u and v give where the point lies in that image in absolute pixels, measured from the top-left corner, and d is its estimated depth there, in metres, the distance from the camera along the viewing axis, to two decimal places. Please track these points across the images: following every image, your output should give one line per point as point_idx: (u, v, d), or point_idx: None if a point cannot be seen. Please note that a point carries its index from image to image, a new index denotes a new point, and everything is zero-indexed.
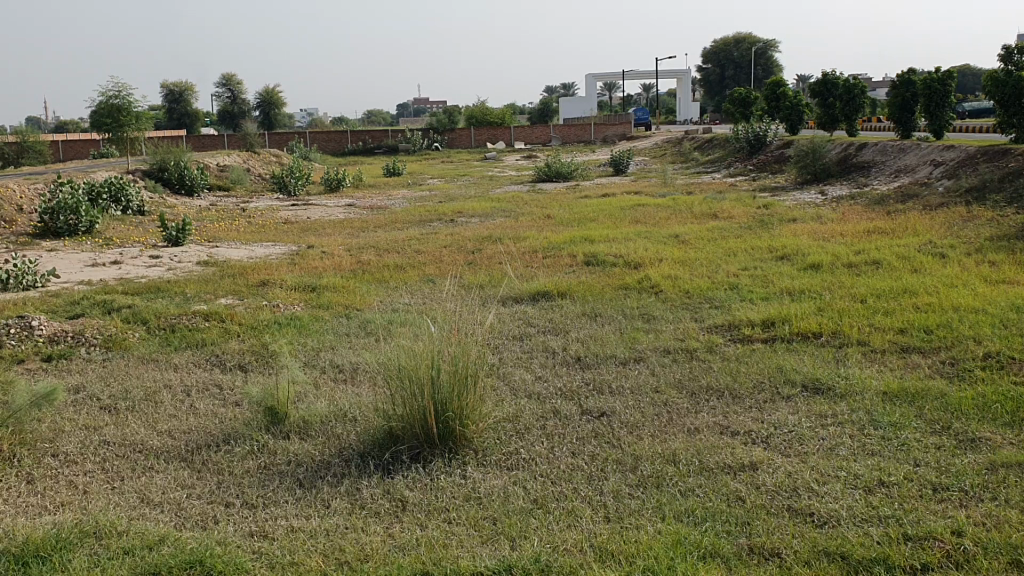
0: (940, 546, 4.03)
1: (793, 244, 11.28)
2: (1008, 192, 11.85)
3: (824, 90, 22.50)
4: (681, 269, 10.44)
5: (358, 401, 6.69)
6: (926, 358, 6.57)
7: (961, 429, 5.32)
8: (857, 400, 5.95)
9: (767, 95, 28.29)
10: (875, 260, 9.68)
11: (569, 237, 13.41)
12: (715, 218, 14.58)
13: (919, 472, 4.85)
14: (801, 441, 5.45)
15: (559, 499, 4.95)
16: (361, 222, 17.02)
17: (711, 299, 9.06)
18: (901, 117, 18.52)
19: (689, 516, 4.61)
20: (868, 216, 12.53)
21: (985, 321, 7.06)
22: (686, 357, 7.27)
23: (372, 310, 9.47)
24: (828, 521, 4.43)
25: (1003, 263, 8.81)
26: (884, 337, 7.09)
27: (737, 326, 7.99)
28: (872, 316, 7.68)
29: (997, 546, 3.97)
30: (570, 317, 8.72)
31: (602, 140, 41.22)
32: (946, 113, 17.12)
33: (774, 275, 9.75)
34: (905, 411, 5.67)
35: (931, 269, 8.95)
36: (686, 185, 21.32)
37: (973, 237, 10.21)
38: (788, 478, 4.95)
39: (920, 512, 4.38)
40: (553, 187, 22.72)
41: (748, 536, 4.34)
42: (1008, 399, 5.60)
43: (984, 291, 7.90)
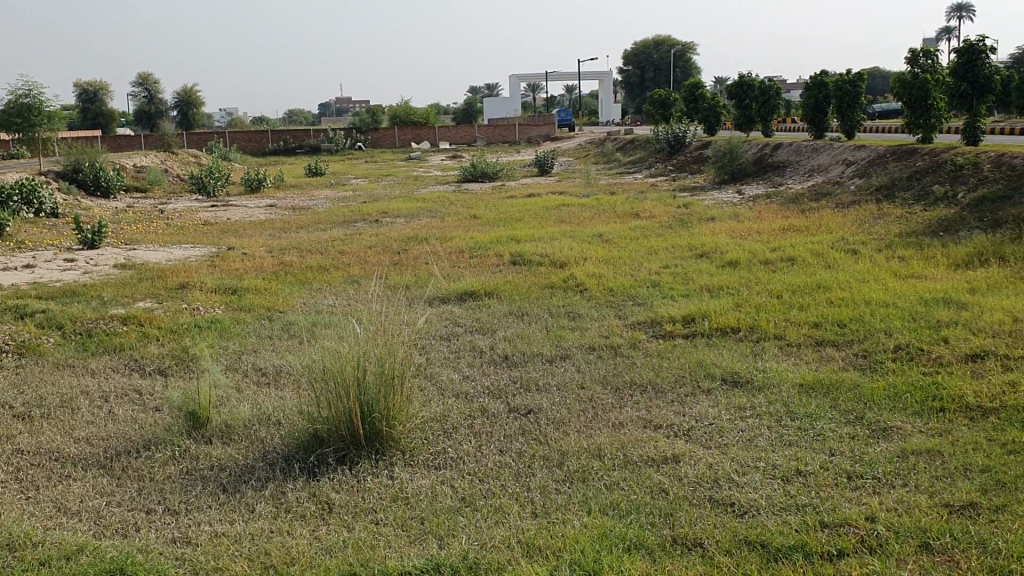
0: (854, 531, 4.18)
1: (713, 242, 11.51)
2: (916, 190, 12.29)
3: (740, 91, 23.02)
4: (605, 268, 10.57)
5: (282, 404, 6.62)
6: (840, 351, 6.78)
7: (874, 418, 5.51)
8: (774, 393, 6.11)
9: (686, 96, 28.78)
10: (791, 256, 9.95)
11: (494, 237, 13.48)
12: (638, 217, 14.80)
13: (834, 461, 5.01)
14: (721, 433, 5.58)
15: (486, 496, 4.98)
16: (283, 223, 16.80)
17: (634, 297, 9.20)
18: (815, 118, 19.04)
19: (614, 509, 4.68)
20: (784, 215, 12.87)
21: (895, 315, 7.32)
22: (610, 353, 7.37)
23: (296, 311, 9.38)
24: (747, 510, 4.55)
25: (911, 259, 9.14)
26: (800, 331, 7.30)
27: (659, 322, 8.14)
28: (788, 311, 7.90)
29: (907, 531, 4.12)
30: (496, 316, 8.77)
31: (526, 140, 41.44)
32: (856, 113, 17.68)
33: (695, 272, 9.94)
34: (820, 402, 5.84)
35: (844, 264, 9.24)
36: (609, 184, 21.59)
37: (883, 233, 10.57)
38: (709, 469, 5.06)
39: (836, 500, 4.53)
40: (477, 187, 22.76)
41: (671, 527, 4.43)
42: (917, 389, 5.82)
43: (894, 285, 8.19)
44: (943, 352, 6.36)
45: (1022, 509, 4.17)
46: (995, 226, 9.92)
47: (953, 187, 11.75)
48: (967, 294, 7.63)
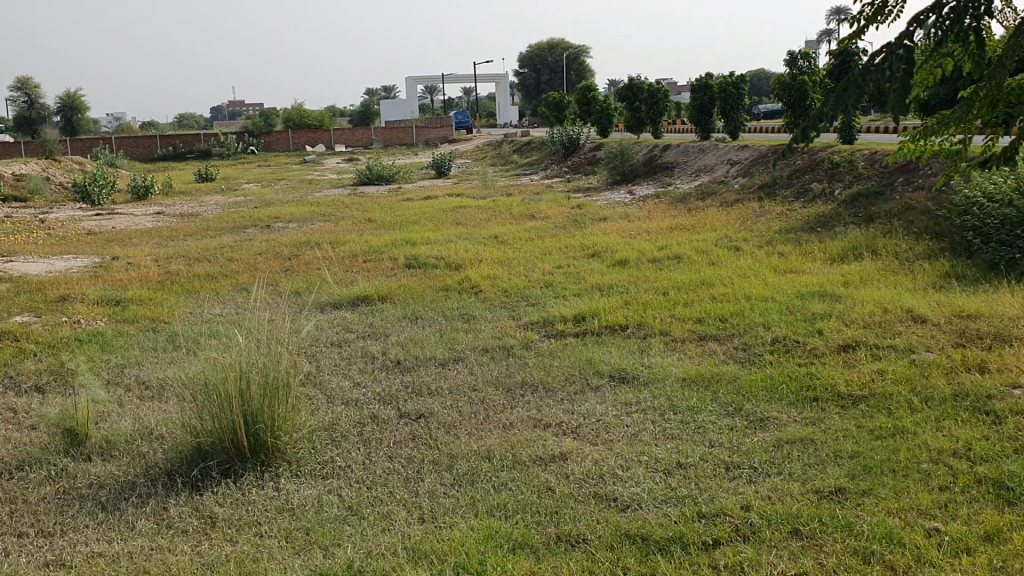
0: (730, 521, 4.29)
1: (605, 241, 11.68)
2: (796, 187, 12.73)
3: (631, 94, 23.44)
4: (499, 269, 10.61)
5: (165, 418, 6.43)
6: (721, 344, 6.97)
7: (752, 409, 5.68)
8: (659, 387, 6.24)
9: (578, 98, 29.13)
10: (678, 254, 10.18)
11: (388, 240, 13.38)
12: (532, 219, 14.91)
13: (714, 452, 5.14)
14: (607, 430, 5.66)
15: (373, 504, 4.94)
16: (171, 231, 16.31)
17: (527, 297, 9.26)
18: (701, 120, 19.50)
19: (500, 510, 4.70)
20: (672, 214, 13.13)
21: (773, 308, 7.56)
22: (502, 354, 7.41)
23: (182, 322, 9.12)
24: (629, 504, 4.63)
25: (790, 254, 9.46)
26: (685, 327, 7.47)
27: (551, 322, 8.21)
28: (674, 307, 8.07)
29: (779, 518, 4.25)
30: (388, 320, 8.70)
31: (423, 143, 41.32)
32: (740, 115, 18.22)
33: (587, 271, 10.06)
34: (702, 395, 5.99)
35: (728, 261, 9.50)
36: (505, 186, 21.67)
37: (765, 229, 10.91)
38: (595, 465, 5.13)
39: (714, 491, 4.64)
40: (373, 190, 22.54)
41: (556, 525, 4.47)
42: (792, 379, 6.03)
43: (773, 280, 8.46)
44: (817, 343, 6.60)
45: (887, 491, 4.36)
46: (868, 221, 10.34)
47: (829, 184, 12.20)
48: (841, 287, 7.93)
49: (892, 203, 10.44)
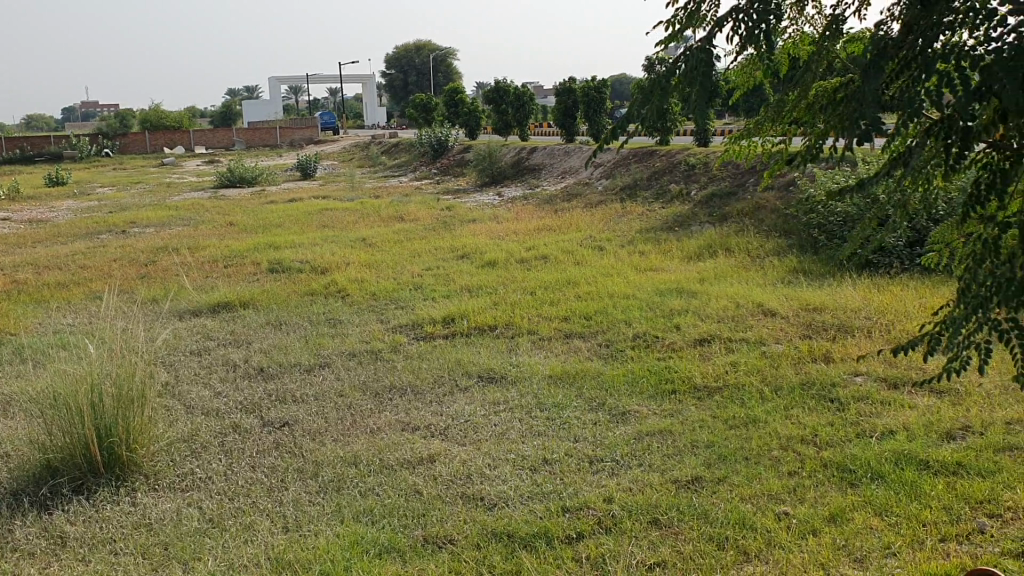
0: (593, 514, 4.37)
1: (473, 243, 11.72)
2: (656, 188, 13.12)
3: (497, 97, 23.66)
4: (366, 272, 10.51)
5: (10, 435, 6.07)
6: (586, 341, 7.11)
7: (614, 404, 5.81)
8: (526, 385, 6.32)
9: (444, 101, 29.17)
10: (544, 254, 10.32)
11: (252, 245, 13.04)
12: (401, 221, 14.82)
13: (578, 447, 5.23)
14: (475, 429, 5.69)
15: (235, 515, 4.81)
16: (16, 237, 15.42)
17: (395, 300, 9.21)
18: (566, 123, 19.83)
19: (366, 515, 4.65)
20: (539, 215, 13.31)
21: (636, 306, 7.76)
22: (369, 358, 7.34)
23: (29, 334, 8.64)
24: (496, 503, 4.66)
25: (651, 253, 9.75)
26: (550, 325, 7.59)
27: (419, 324, 8.18)
28: (541, 307, 8.18)
29: (640, 508, 4.36)
30: (252, 327, 8.49)
31: (287, 145, 40.54)
32: (602, 118, 18.67)
33: (454, 273, 10.08)
34: (568, 392, 6.09)
35: (592, 260, 9.70)
36: (373, 188, 21.51)
37: (627, 229, 11.20)
38: (462, 466, 5.15)
39: (578, 485, 4.73)
40: (236, 193, 21.93)
41: (422, 527, 4.46)
42: (652, 374, 6.20)
43: (635, 278, 8.69)
44: (675, 338, 6.82)
45: (740, 478, 4.53)
46: (723, 220, 10.75)
47: (687, 185, 12.63)
48: (698, 284, 8.21)
49: (745, 203, 10.91)
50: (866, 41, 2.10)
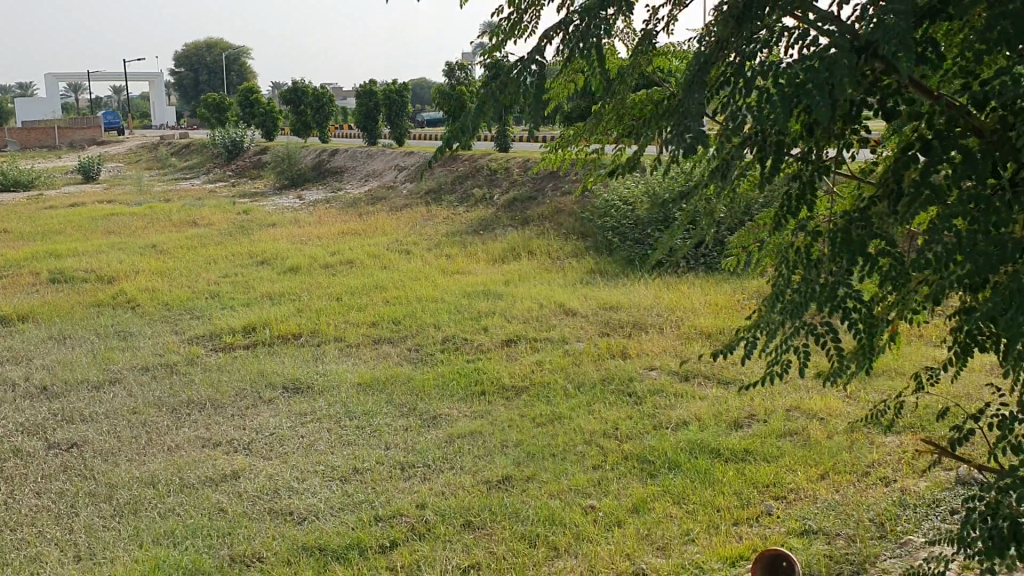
0: (405, 520, 4.33)
1: (274, 247, 11.40)
2: (459, 192, 13.25)
3: (296, 98, 23.13)
4: (159, 281, 9.99)
5: None
6: (395, 347, 7.05)
7: (425, 408, 5.79)
8: (334, 394, 6.17)
9: (239, 102, 28.26)
10: (349, 258, 10.19)
11: (28, 253, 12.07)
12: (195, 225, 14.19)
13: (388, 454, 5.16)
14: (282, 442, 5.49)
15: (19, 547, 4.41)
16: None
17: (191, 309, 8.80)
18: (367, 125, 19.60)
19: (168, 537, 4.41)
20: (342, 218, 13.13)
21: (443, 310, 7.74)
22: (165, 372, 6.95)
23: None
24: (306, 516, 4.54)
25: (456, 255, 9.84)
26: (358, 332, 7.46)
27: (218, 334, 7.84)
28: (347, 313, 8.02)
29: (452, 511, 4.35)
30: (32, 343, 7.85)
31: (66, 144, 37.95)
32: (404, 121, 18.65)
33: (254, 279, 9.76)
34: (377, 398, 6.02)
35: (399, 264, 9.65)
36: (164, 190, 20.49)
37: (432, 232, 11.25)
38: (269, 480, 4.96)
39: (389, 493, 4.67)
40: (9, 197, 20.27)
41: (229, 546, 4.27)
42: (461, 376, 6.24)
43: (442, 281, 8.73)
44: (483, 339, 6.88)
45: (548, 475, 4.63)
46: (525, 223, 11.01)
47: (490, 189, 12.84)
48: (503, 286, 8.31)
49: (545, 207, 11.23)
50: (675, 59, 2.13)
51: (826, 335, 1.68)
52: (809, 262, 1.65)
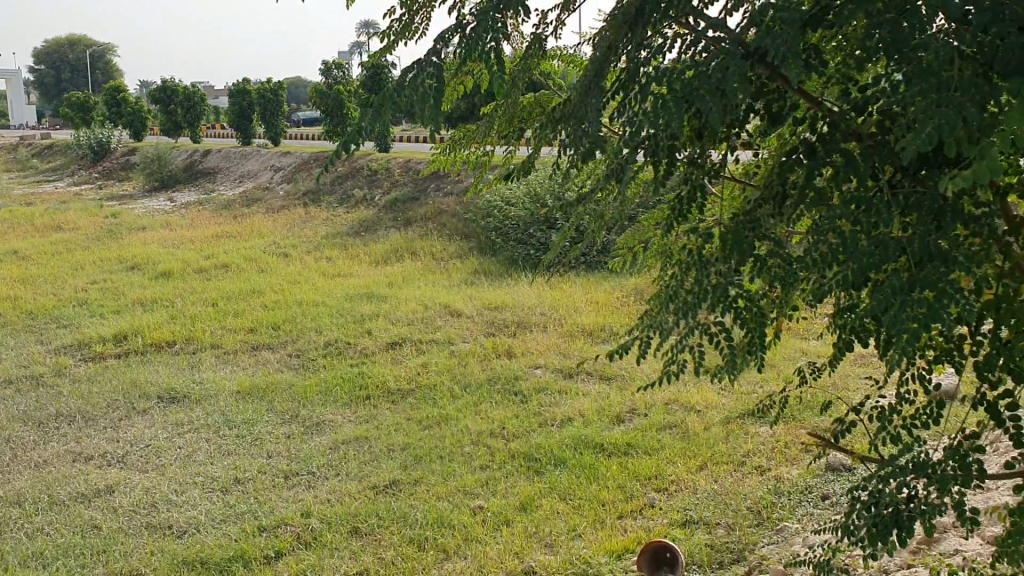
0: (290, 530, 3.60)
1: (144, 252, 10.95)
2: (338, 194, 12.99)
3: (164, 97, 22.30)
4: (22, 289, 9.43)
5: None
6: (274, 353, 6.44)
7: (307, 415, 5.00)
8: (210, 404, 5.34)
9: (103, 102, 27.07)
10: (224, 263, 9.84)
11: None
12: (58, 230, 13.43)
13: (271, 463, 4.33)
14: (157, 454, 4.65)
15: None
16: None
17: (58, 318, 8.34)
18: (242, 125, 19.02)
19: (37, 560, 3.56)
20: (216, 221, 12.67)
21: (324, 313, 7.35)
22: (30, 385, 6.35)
23: None
24: (186, 530, 3.73)
25: (337, 258, 9.64)
26: (235, 338, 6.90)
27: (87, 344, 7.38)
28: (223, 319, 7.56)
29: (339, 519, 3.64)
30: None
31: None
32: (280, 121, 18.25)
33: (125, 286, 9.31)
34: (257, 406, 5.19)
35: (276, 267, 9.43)
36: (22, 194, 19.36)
37: (311, 235, 11.00)
38: (145, 494, 4.10)
39: (273, 502, 3.89)
40: None
41: (103, 565, 3.48)
42: (345, 381, 5.49)
43: (322, 284, 8.52)
44: (365, 343, 6.35)
45: (435, 478, 3.96)
46: (407, 224, 10.92)
47: (370, 191, 12.66)
48: (386, 288, 8.11)
49: (426, 208, 11.18)
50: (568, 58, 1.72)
51: (717, 337, 1.23)
52: (680, 278, 1.18)
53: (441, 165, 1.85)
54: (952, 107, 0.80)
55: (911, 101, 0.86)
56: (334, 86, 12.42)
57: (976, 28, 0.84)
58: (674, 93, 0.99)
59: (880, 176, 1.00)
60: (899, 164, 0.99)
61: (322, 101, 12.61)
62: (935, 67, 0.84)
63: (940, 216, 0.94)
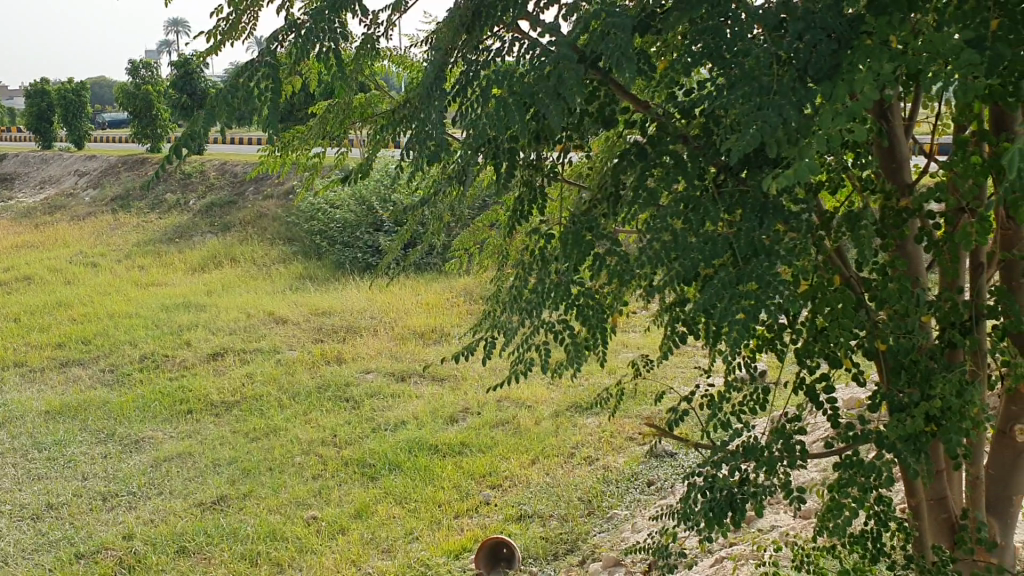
0: (111, 555, 3.37)
1: None
2: (150, 199, 12.36)
3: None
4: None
5: None
6: (85, 369, 6.04)
7: (125, 433, 4.72)
8: (15, 426, 4.94)
9: None
10: (24, 275, 9.12)
11: None
12: None
13: (87, 485, 4.06)
14: None
15: None
16: None
17: None
18: (40, 128, 17.78)
19: None
20: (14, 231, 11.76)
21: (139, 325, 6.94)
22: None
23: None
24: None
25: (150, 267, 9.16)
26: (40, 355, 6.40)
27: None
28: (26, 334, 6.99)
29: (164, 540, 3.45)
30: None
31: None
32: (83, 123, 17.18)
33: None
34: (68, 427, 4.85)
35: (83, 278, 8.83)
36: None
37: (121, 244, 10.39)
38: None
39: (90, 527, 3.64)
40: None
41: None
42: (164, 396, 5.21)
43: (135, 294, 8.05)
44: (186, 355, 6.06)
45: (266, 490, 3.84)
46: (226, 230, 10.54)
47: (184, 195, 12.10)
48: (205, 296, 7.76)
49: (245, 212, 10.81)
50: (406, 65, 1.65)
51: (562, 338, 1.21)
52: (523, 278, 1.16)
53: (268, 166, 1.76)
54: (772, 109, 0.84)
55: (732, 104, 0.89)
56: (142, 86, 11.83)
57: (790, 31, 0.87)
58: (514, 94, 0.97)
59: (708, 176, 1.02)
60: (724, 164, 1.02)
61: (129, 102, 11.99)
62: (756, 70, 0.86)
63: (764, 212, 0.97)
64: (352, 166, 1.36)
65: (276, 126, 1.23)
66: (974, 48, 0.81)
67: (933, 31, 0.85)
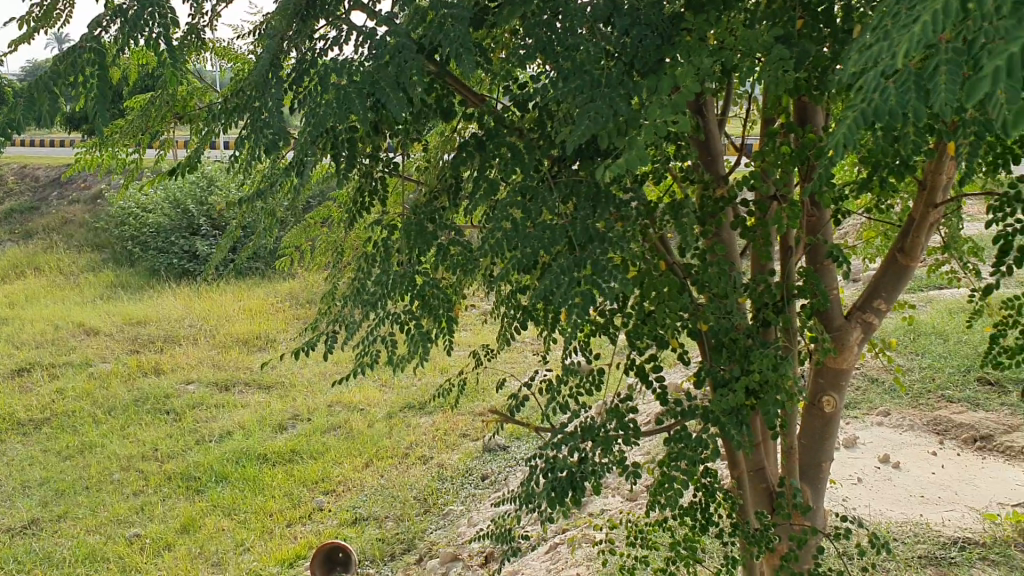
0: None
1: None
2: None
3: None
4: None
5: None
6: None
7: None
8: None
9: None
10: None
11: None
12: None
13: None
14: None
15: None
16: None
17: None
18: None
19: None
20: None
21: None
22: None
23: None
24: None
25: None
26: None
27: None
28: None
29: None
30: None
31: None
32: None
33: None
34: None
35: None
36: None
37: None
38: None
39: None
40: None
41: None
42: None
43: None
44: None
45: (83, 510, 3.62)
46: (27, 237, 9.83)
47: None
48: (5, 309, 7.22)
49: (49, 218, 10.12)
50: (235, 59, 1.60)
51: (404, 330, 1.20)
52: (367, 271, 1.16)
53: (85, 164, 1.67)
54: (604, 101, 0.83)
55: (564, 98, 0.87)
56: None
57: (618, 26, 0.87)
58: (354, 82, 0.94)
59: (543, 167, 1.02)
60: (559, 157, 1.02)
61: None
62: (589, 61, 0.86)
63: (598, 201, 0.99)
64: (174, 168, 1.30)
65: (95, 119, 1.15)
66: (783, 44, 0.87)
67: (746, 27, 0.90)
